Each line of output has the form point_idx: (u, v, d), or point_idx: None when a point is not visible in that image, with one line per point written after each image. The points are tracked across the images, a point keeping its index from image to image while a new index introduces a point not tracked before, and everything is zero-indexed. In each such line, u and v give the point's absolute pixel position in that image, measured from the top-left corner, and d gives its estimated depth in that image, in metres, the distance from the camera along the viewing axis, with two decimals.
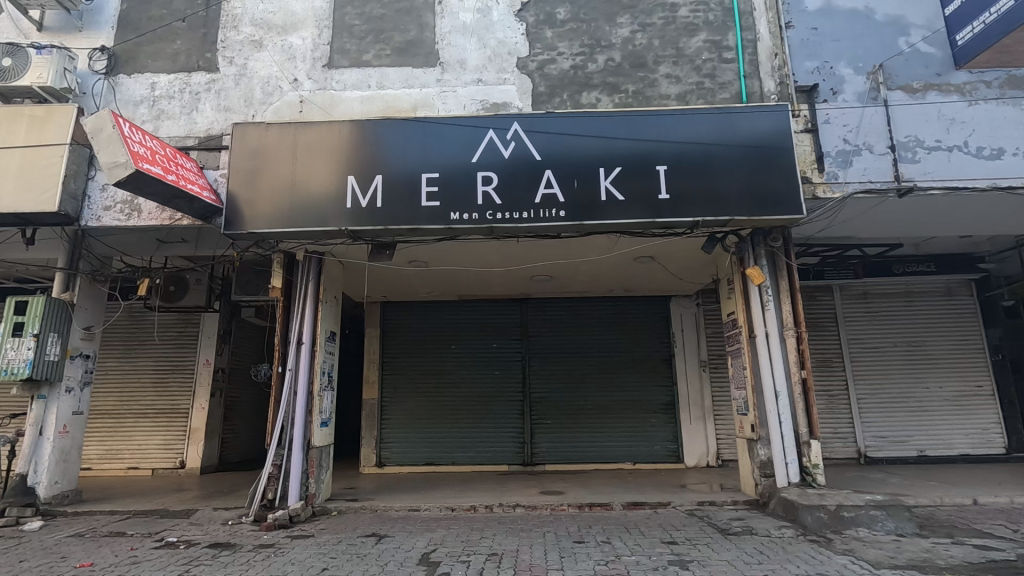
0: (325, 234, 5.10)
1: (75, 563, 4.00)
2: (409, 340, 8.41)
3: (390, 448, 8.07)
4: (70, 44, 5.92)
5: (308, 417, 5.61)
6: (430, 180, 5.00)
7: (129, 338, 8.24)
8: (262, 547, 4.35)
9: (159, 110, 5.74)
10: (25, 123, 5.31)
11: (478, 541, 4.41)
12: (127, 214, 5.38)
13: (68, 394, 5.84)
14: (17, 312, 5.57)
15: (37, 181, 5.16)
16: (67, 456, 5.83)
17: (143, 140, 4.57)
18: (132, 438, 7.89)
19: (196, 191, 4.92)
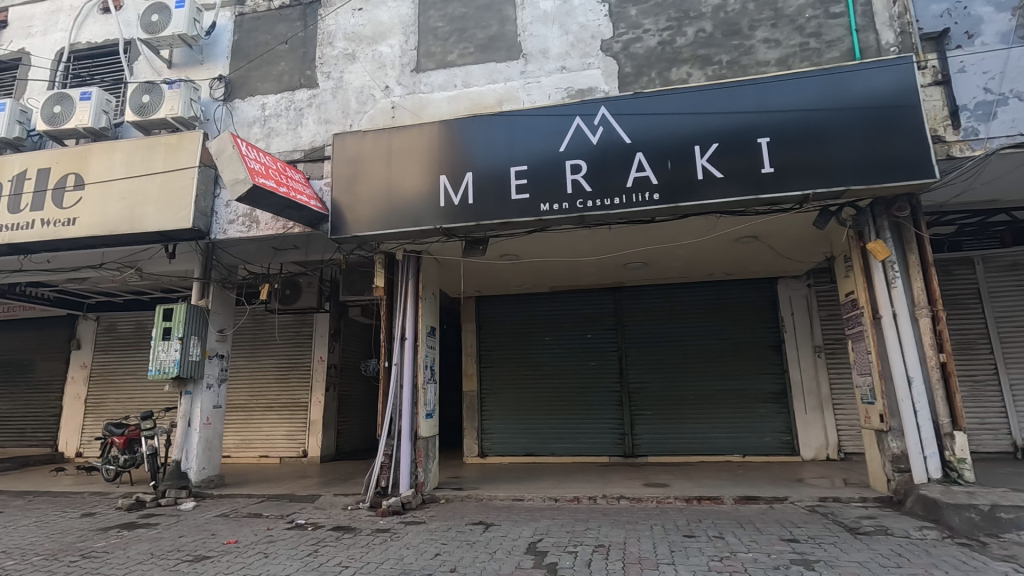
0: (422, 233, 5.29)
1: (223, 540, 4.49)
2: (504, 333, 8.54)
3: (491, 438, 8.26)
4: (194, 77, 6.62)
5: (414, 409, 5.87)
6: (519, 173, 5.02)
7: (254, 339, 9.09)
8: (378, 532, 4.62)
9: (269, 128, 6.24)
10: (163, 151, 5.97)
11: (584, 532, 4.40)
12: (248, 226, 5.91)
13: (209, 390, 6.55)
14: (165, 318, 6.33)
15: (175, 202, 5.79)
16: (211, 444, 6.55)
17: (258, 157, 5.01)
18: (261, 429, 8.72)
19: (305, 201, 5.30)
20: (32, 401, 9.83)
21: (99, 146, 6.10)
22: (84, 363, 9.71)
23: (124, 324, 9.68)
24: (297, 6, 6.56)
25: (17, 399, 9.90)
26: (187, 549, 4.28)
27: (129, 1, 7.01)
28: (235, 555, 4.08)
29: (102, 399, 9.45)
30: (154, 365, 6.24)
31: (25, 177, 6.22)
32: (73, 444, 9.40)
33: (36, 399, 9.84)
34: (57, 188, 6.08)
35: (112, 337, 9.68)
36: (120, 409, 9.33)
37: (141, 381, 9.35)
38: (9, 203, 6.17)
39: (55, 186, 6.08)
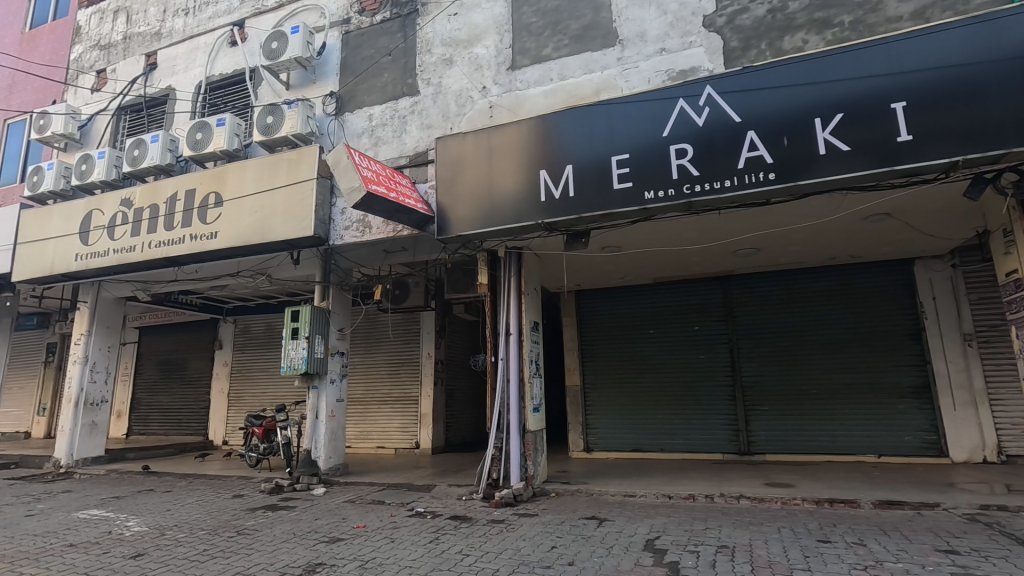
0: (523, 229, 5.33)
1: (353, 524, 4.83)
2: (606, 327, 8.42)
3: (596, 433, 8.19)
4: (309, 95, 7.16)
5: (521, 403, 5.95)
6: (620, 162, 4.90)
7: (368, 337, 9.69)
8: (494, 522, 4.74)
9: (376, 137, 6.60)
10: (285, 166, 6.49)
11: (704, 531, 4.21)
12: (361, 231, 6.29)
13: (332, 384, 7.07)
14: (293, 319, 6.92)
15: (298, 212, 6.28)
16: (336, 435, 7.08)
17: (369, 165, 5.32)
18: (378, 421, 9.29)
19: (412, 204, 5.54)
20: (186, 395, 11.19)
21: (233, 166, 6.77)
22: (225, 361, 10.89)
23: (256, 325, 10.73)
24: (397, 18, 6.88)
25: (175, 394, 11.33)
26: (323, 530, 4.65)
27: (252, 33, 7.72)
28: (365, 538, 4.38)
29: (242, 393, 10.55)
30: (285, 362, 6.84)
31: (176, 198, 7.07)
32: (220, 433, 10.59)
33: (189, 393, 11.19)
34: (201, 206, 6.84)
35: (248, 338, 10.77)
36: (257, 402, 10.36)
37: (273, 377, 10.32)
38: (164, 222, 7.05)
39: (200, 205, 6.85)
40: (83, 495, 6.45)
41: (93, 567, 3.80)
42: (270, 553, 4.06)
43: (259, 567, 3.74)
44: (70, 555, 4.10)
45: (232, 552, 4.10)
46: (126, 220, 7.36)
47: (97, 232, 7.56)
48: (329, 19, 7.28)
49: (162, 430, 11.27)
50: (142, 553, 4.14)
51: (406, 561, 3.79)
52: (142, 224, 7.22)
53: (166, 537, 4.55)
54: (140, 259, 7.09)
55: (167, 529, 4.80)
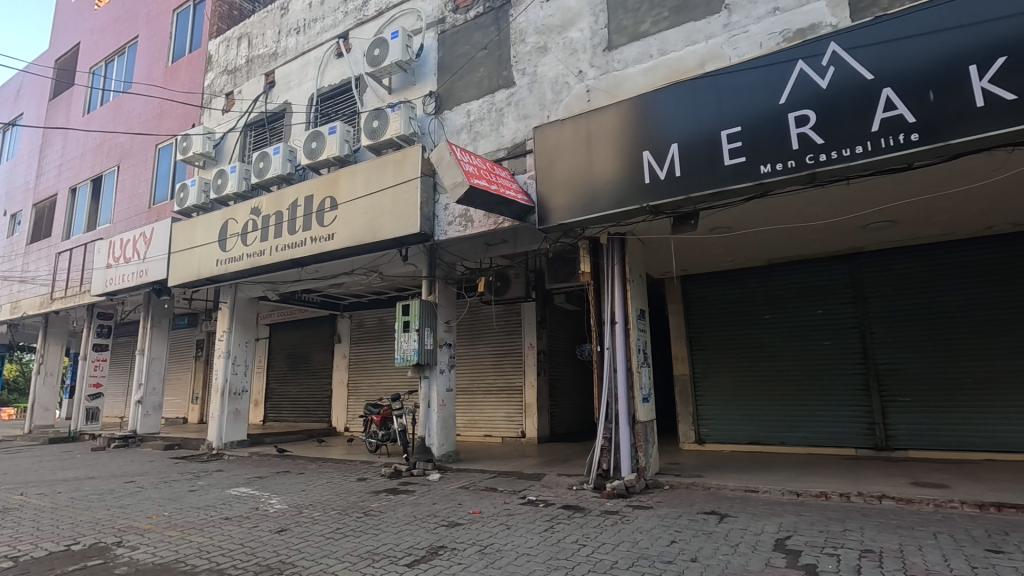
0: (626, 214, 5.16)
1: (469, 509, 4.99)
2: (715, 314, 7.98)
3: (708, 424, 7.80)
4: (410, 97, 7.45)
5: (630, 393, 5.80)
6: (731, 136, 4.57)
7: (472, 329, 9.95)
8: (608, 513, 4.66)
9: (475, 132, 6.71)
10: (392, 167, 6.78)
11: (843, 533, 3.85)
12: (464, 226, 6.44)
13: (442, 374, 7.33)
14: (404, 313, 7.28)
15: (405, 210, 6.54)
16: (447, 423, 7.36)
17: (471, 160, 5.43)
18: (484, 410, 9.54)
19: (513, 195, 5.57)
20: (311, 385, 12.19)
21: (345, 171, 7.21)
22: (343, 354, 11.71)
23: (369, 320, 11.43)
24: (490, 12, 6.93)
25: (302, 384, 12.39)
26: (442, 515, 4.84)
27: (355, 43, 8.16)
28: (481, 524, 4.50)
29: (359, 383, 11.29)
30: (399, 354, 7.21)
31: (296, 204, 7.67)
32: (342, 420, 11.43)
33: (314, 383, 12.18)
34: (319, 211, 7.36)
35: (362, 331, 11.50)
36: (373, 391, 11.06)
37: (386, 368, 10.94)
38: (288, 227, 7.67)
39: (318, 209, 7.38)
40: (232, 475, 7.24)
41: (246, 538, 4.24)
42: (396, 534, 4.29)
43: (387, 547, 3.97)
44: (227, 527, 4.60)
45: (362, 532, 4.39)
46: (256, 227, 8.11)
47: (233, 239, 8.39)
48: (425, 20, 7.50)
49: (292, 417, 12.38)
50: (285, 528, 4.55)
51: (523, 548, 3.83)
52: (269, 230, 7.91)
53: (304, 515, 4.97)
54: (269, 262, 7.78)
55: (304, 508, 5.24)
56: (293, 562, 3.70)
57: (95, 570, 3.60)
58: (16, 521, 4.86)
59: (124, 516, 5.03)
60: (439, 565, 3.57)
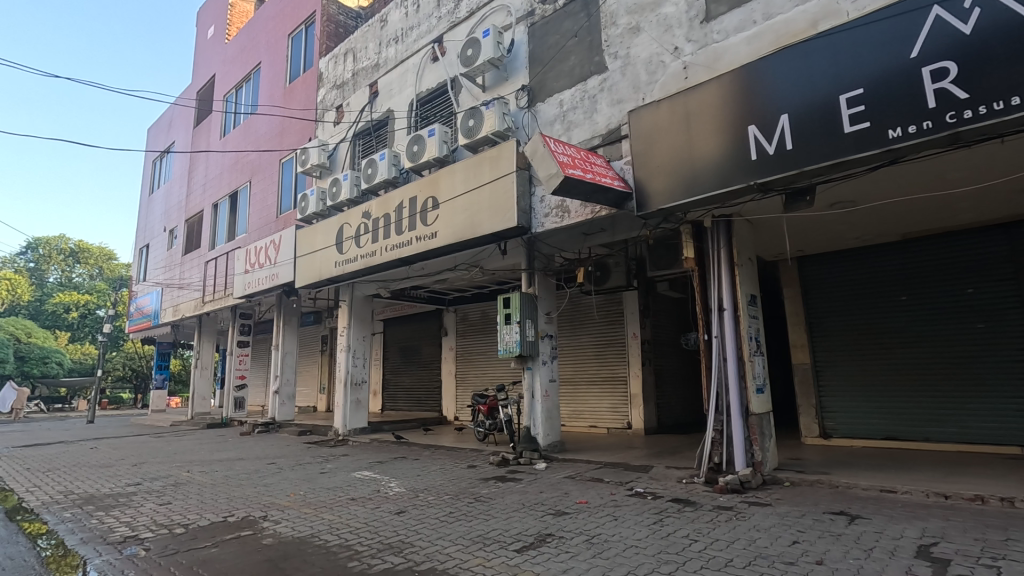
0: (731, 194, 4.86)
1: (576, 499, 5.01)
2: (839, 296, 7.30)
3: (834, 418, 7.17)
4: (503, 92, 7.57)
5: (742, 384, 5.48)
6: (852, 100, 4.13)
7: (573, 319, 9.93)
8: (721, 509, 4.46)
9: (568, 122, 6.67)
10: (488, 164, 6.94)
11: (1004, 543, 3.37)
12: (560, 217, 6.42)
13: (544, 365, 7.42)
14: (506, 306, 7.44)
15: (503, 205, 6.67)
16: (552, 413, 7.44)
17: (565, 150, 5.42)
18: (588, 401, 9.51)
19: (609, 183, 5.46)
20: (423, 376, 12.87)
21: (445, 171, 7.50)
22: (451, 346, 12.22)
23: (473, 313, 11.81)
24: None
25: (414, 375, 13.12)
26: (549, 503, 4.91)
27: (450, 46, 8.43)
28: (588, 514, 4.50)
29: (466, 374, 11.74)
30: (502, 346, 7.40)
31: (402, 206, 8.10)
32: (452, 410, 11.95)
33: (425, 374, 12.85)
34: (422, 211, 7.73)
35: (467, 325, 11.92)
36: (479, 382, 11.44)
37: (491, 359, 11.26)
38: (395, 228, 8.14)
39: (421, 209, 7.75)
40: (356, 459, 7.87)
41: (370, 518, 4.60)
42: (505, 520, 4.43)
43: (497, 532, 4.11)
44: (353, 507, 5.01)
45: (473, 516, 4.58)
46: (368, 229, 8.69)
47: (348, 242, 9.06)
48: (514, 15, 7.56)
49: (407, 406, 13.15)
50: (403, 510, 4.87)
51: (631, 540, 3.78)
52: (379, 232, 8.44)
53: (420, 498, 5.28)
54: (380, 261, 8.31)
55: (420, 492, 5.58)
56: (411, 542, 3.96)
57: (247, 539, 4.09)
58: (185, 495, 5.66)
59: (268, 493, 5.65)
60: (546, 552, 3.63)
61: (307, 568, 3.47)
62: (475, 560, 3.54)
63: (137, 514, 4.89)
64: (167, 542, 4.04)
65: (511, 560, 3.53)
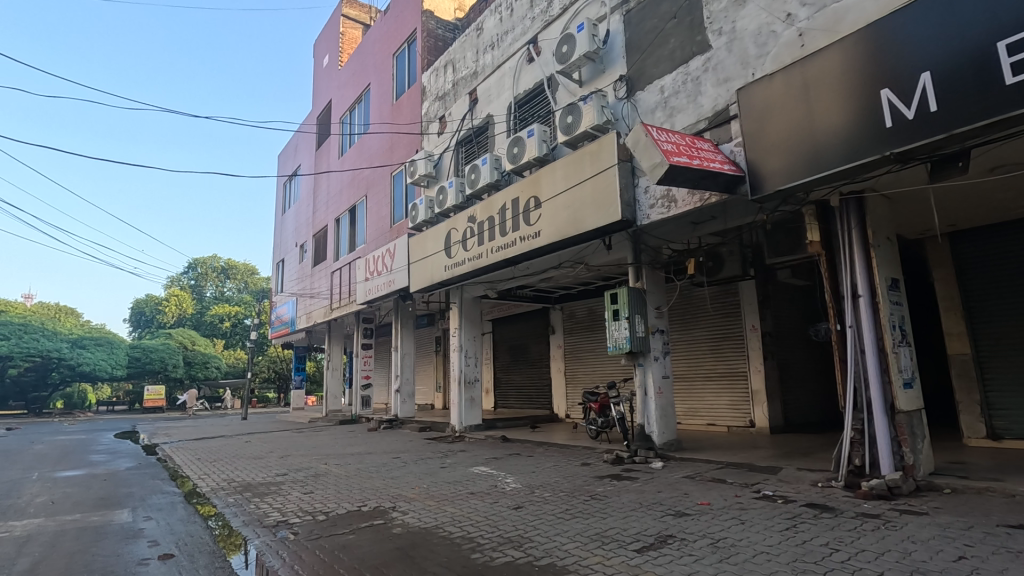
0: (862, 168, 4.37)
1: (697, 500, 4.79)
2: (1005, 276, 6.30)
3: (1005, 416, 6.19)
4: (601, 85, 7.44)
5: (885, 378, 4.92)
6: (1015, 46, 3.53)
7: (685, 314, 9.53)
8: (865, 516, 4.04)
9: (671, 108, 6.41)
10: (589, 159, 6.86)
11: None
12: (667, 207, 6.17)
13: (657, 362, 7.20)
14: (613, 301, 7.30)
15: (606, 199, 6.56)
16: (667, 411, 7.19)
17: (668, 138, 5.22)
18: (705, 397, 9.07)
19: (718, 167, 5.16)
20: (532, 374, 13.04)
21: (546, 170, 7.54)
22: (559, 344, 12.26)
23: (580, 310, 11.76)
24: None
25: (524, 373, 13.34)
26: (668, 503, 4.75)
27: (545, 45, 8.47)
28: (712, 516, 4.29)
29: (576, 372, 11.71)
30: (611, 343, 7.28)
31: (506, 208, 8.27)
32: (563, 407, 11.99)
33: (534, 372, 13.01)
34: (525, 211, 7.83)
35: (574, 322, 11.89)
36: (589, 379, 11.37)
37: (601, 357, 11.13)
38: (500, 229, 8.33)
39: (524, 210, 7.86)
40: (473, 454, 8.16)
41: (490, 512, 4.75)
42: (623, 519, 4.35)
43: (616, 531, 4.05)
44: (473, 501, 5.21)
45: (590, 514, 4.56)
46: (474, 233, 8.98)
47: (456, 246, 9.42)
48: (609, 5, 7.42)
49: (518, 404, 13.41)
50: (521, 505, 4.97)
51: (761, 546, 3.55)
52: (484, 235, 8.70)
53: (536, 494, 5.36)
54: (486, 263, 8.56)
55: (536, 488, 5.65)
56: (529, 537, 4.03)
57: (379, 528, 4.41)
58: (324, 485, 6.23)
59: (395, 486, 6.05)
60: (668, 554, 3.52)
61: (433, 557, 3.67)
62: (595, 558, 3.52)
63: (286, 501, 5.47)
64: (311, 528, 4.47)
65: (631, 559, 3.46)
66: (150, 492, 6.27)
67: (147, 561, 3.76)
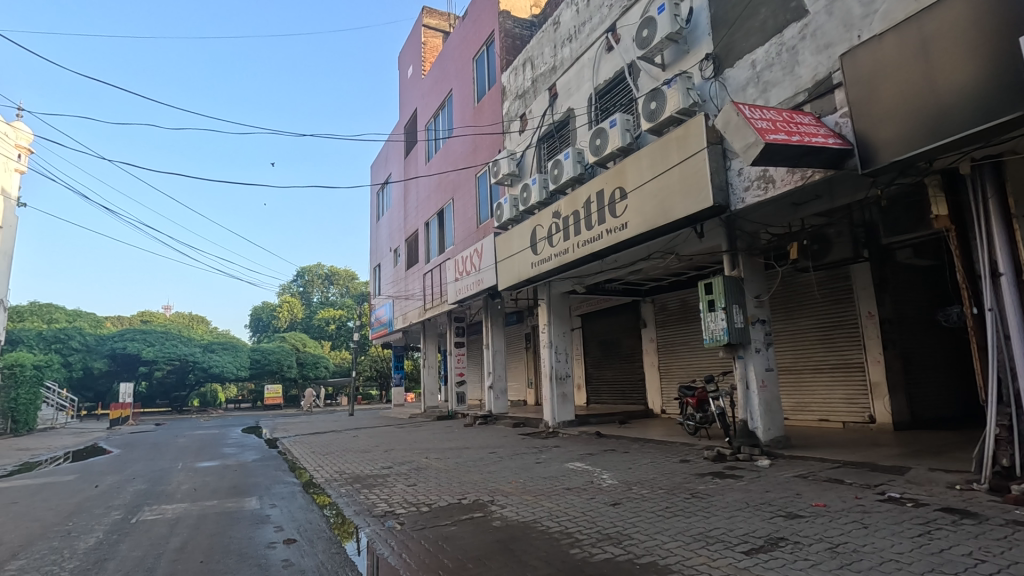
0: (997, 130, 3.85)
1: (811, 501, 4.46)
2: None
3: None
4: (686, 66, 7.12)
5: None
6: None
7: (788, 302, 8.90)
8: (1018, 524, 3.55)
9: (764, 82, 6.00)
10: (675, 144, 6.60)
11: None
12: (764, 188, 5.78)
13: (759, 354, 6.80)
14: (708, 292, 6.98)
15: (696, 185, 6.27)
16: (772, 406, 6.76)
17: (763, 115, 4.90)
18: (816, 391, 8.43)
19: (822, 141, 4.76)
20: (625, 369, 12.79)
21: (630, 160, 7.36)
22: (651, 338, 11.92)
23: (672, 302, 11.36)
24: None
25: (617, 368, 13.12)
26: (777, 504, 4.47)
27: (624, 31, 8.26)
28: (829, 519, 3.97)
29: (670, 366, 11.34)
30: (708, 335, 6.98)
31: (590, 201, 8.17)
32: (658, 402, 11.66)
33: (627, 367, 12.75)
34: (611, 203, 7.69)
35: (666, 315, 11.51)
36: (684, 373, 10.96)
37: (696, 350, 10.68)
38: (586, 223, 8.24)
39: (609, 202, 7.72)
40: (567, 450, 8.16)
41: (587, 508, 4.72)
42: (728, 519, 4.15)
43: (721, 531, 3.87)
44: (569, 496, 5.21)
45: (692, 513, 4.39)
46: (559, 228, 8.96)
47: (542, 243, 9.46)
48: None
49: (611, 399, 13.22)
50: (618, 502, 4.89)
51: (890, 553, 3.24)
52: (570, 229, 8.65)
53: (633, 491, 5.26)
54: (573, 258, 8.51)
55: (633, 485, 5.54)
56: (629, 534, 3.96)
57: (479, 521, 4.54)
58: (425, 478, 6.51)
59: (492, 480, 6.19)
60: (780, 558, 3.30)
61: (533, 551, 3.71)
62: (700, 559, 3.39)
63: (392, 493, 5.78)
64: (416, 518, 4.69)
65: (740, 562, 3.29)
66: (274, 481, 6.89)
67: (274, 544, 4.13)
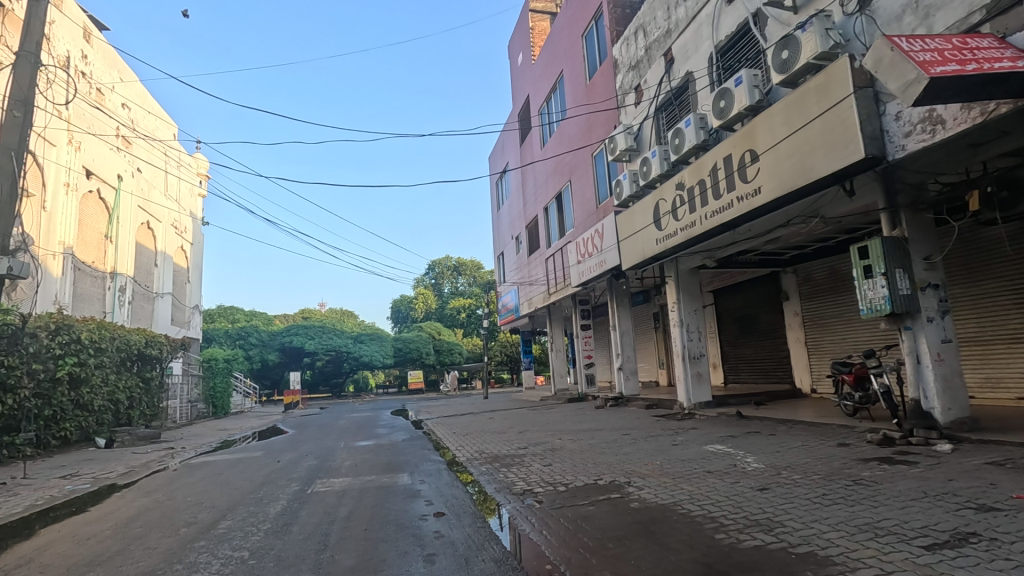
0: None
1: (1011, 493, 3.80)
2: None
3: None
4: (823, 4, 6.36)
5: None
6: None
7: (969, 261, 7.61)
8: None
9: (925, 7, 5.12)
10: (815, 94, 5.90)
11: None
12: (931, 131, 4.96)
13: (932, 323, 5.94)
14: (863, 256, 6.18)
15: (841, 138, 5.58)
16: (952, 382, 5.88)
17: (926, 46, 4.20)
18: (1012, 365, 7.15)
19: (1010, 65, 3.95)
20: (766, 346, 11.88)
21: (761, 118, 6.74)
22: (795, 311, 10.92)
23: (819, 271, 10.28)
24: None
25: (757, 345, 12.22)
26: (964, 495, 3.87)
27: None
28: None
29: (820, 341, 10.30)
30: (864, 304, 6.23)
31: (717, 168, 7.64)
32: (807, 381, 10.67)
33: (769, 344, 11.82)
34: (740, 167, 7.13)
35: (813, 285, 10.45)
36: (838, 349, 9.90)
37: (852, 322, 9.57)
38: (713, 192, 7.74)
39: (739, 166, 7.16)
40: (706, 432, 7.80)
41: (731, 492, 4.48)
42: (901, 509, 3.69)
43: (893, 523, 3.45)
44: (711, 479, 4.98)
45: (855, 501, 3.97)
46: (684, 200, 8.52)
47: (666, 217, 9.06)
48: None
49: (752, 378, 12.37)
50: (767, 486, 4.58)
51: None
52: (696, 201, 8.18)
53: (784, 476, 4.88)
54: (701, 231, 8.05)
55: (783, 469, 5.14)
56: (781, 521, 3.69)
57: (617, 501, 4.52)
58: (560, 459, 6.63)
59: (628, 461, 6.13)
60: (971, 556, 2.87)
61: (675, 534, 3.61)
62: (867, 551, 3.06)
63: (529, 472, 5.97)
64: (554, 497, 4.80)
65: (918, 557, 2.91)
66: (422, 459, 7.48)
67: (426, 517, 4.48)
